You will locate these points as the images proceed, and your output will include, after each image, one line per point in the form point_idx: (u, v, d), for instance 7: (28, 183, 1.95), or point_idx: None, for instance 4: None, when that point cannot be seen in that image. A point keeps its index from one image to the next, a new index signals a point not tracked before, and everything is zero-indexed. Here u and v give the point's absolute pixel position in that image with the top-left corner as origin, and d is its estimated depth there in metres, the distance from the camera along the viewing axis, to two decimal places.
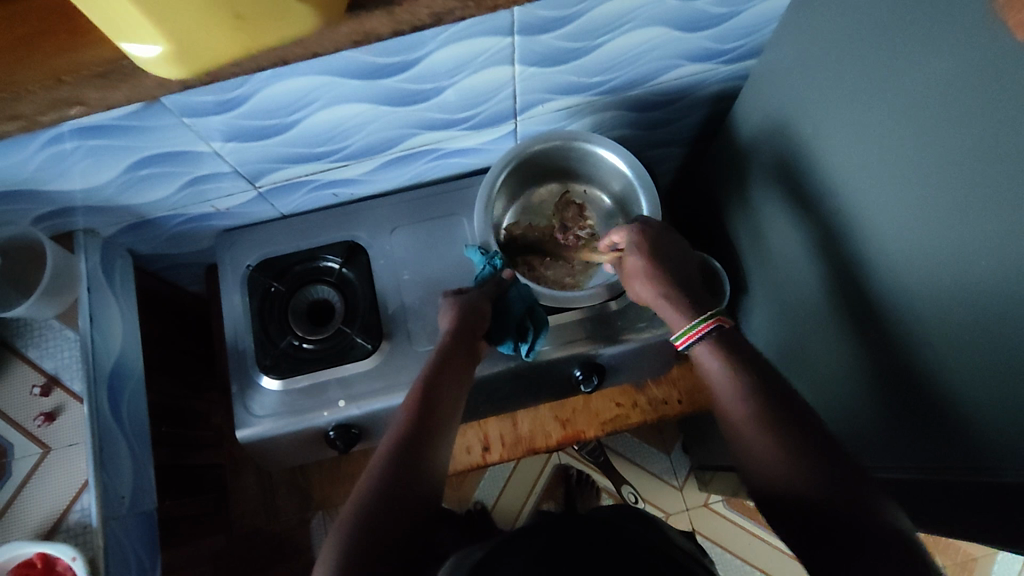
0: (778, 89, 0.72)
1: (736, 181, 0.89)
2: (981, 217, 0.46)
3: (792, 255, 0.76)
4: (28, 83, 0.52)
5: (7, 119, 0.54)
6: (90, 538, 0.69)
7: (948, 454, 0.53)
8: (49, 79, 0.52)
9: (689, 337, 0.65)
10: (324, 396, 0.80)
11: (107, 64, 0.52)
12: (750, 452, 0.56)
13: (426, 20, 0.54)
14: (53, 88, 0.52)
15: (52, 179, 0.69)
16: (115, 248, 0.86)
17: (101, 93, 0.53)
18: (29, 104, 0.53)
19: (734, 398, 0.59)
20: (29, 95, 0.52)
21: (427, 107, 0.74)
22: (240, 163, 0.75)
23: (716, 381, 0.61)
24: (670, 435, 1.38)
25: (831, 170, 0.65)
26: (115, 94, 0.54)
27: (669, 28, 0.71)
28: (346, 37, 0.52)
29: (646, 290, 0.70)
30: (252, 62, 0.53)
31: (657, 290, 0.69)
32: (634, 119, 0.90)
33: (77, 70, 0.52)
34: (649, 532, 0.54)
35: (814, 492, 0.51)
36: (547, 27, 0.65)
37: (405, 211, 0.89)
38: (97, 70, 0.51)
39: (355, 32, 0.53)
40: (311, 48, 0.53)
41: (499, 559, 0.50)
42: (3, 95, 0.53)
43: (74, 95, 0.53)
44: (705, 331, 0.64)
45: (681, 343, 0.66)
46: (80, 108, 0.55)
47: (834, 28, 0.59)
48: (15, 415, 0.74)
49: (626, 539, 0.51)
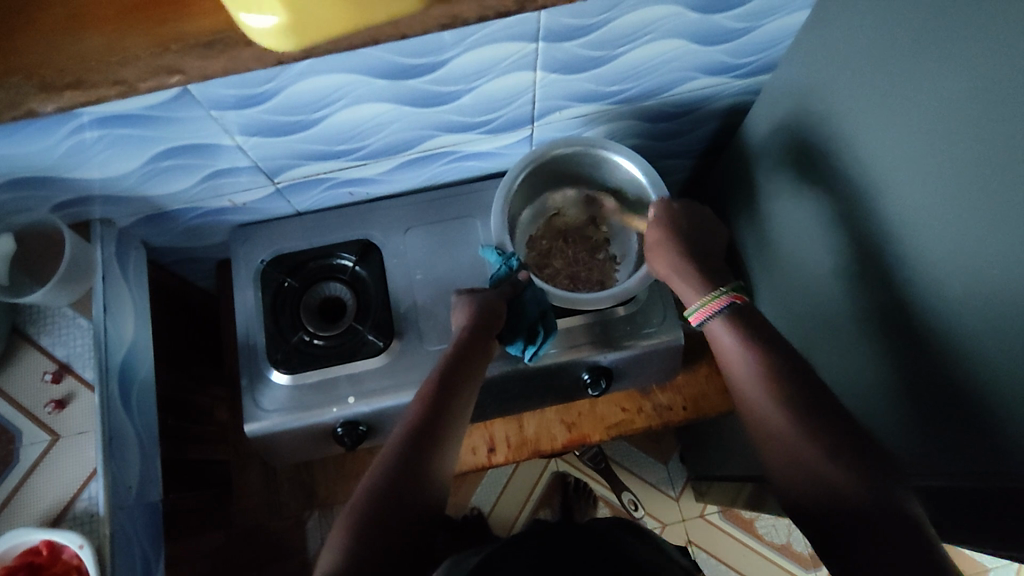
0: (793, 102, 0.74)
1: (745, 194, 0.91)
2: (998, 225, 0.48)
3: (806, 264, 0.78)
4: (136, 49, 0.56)
5: (107, 83, 0.55)
6: (98, 526, 0.69)
7: (967, 461, 0.54)
8: (157, 47, 0.55)
9: (700, 314, 0.65)
10: (334, 392, 0.81)
11: (213, 34, 0.55)
12: (772, 435, 0.56)
13: (510, 8, 0.56)
14: (159, 55, 0.55)
15: (73, 167, 0.70)
16: (130, 239, 0.86)
17: (200, 62, 0.55)
18: (132, 69, 0.55)
19: (747, 379, 0.59)
20: (135, 60, 0.55)
21: (447, 110, 0.75)
22: (261, 158, 0.76)
23: (726, 353, 0.62)
24: (667, 445, 1.39)
25: (843, 183, 0.67)
26: (216, 65, 0.55)
27: (687, 41, 0.73)
28: (434, 20, 0.55)
29: (663, 264, 0.72)
30: (343, 40, 0.55)
31: (692, 286, 0.68)
32: (647, 130, 0.92)
33: (182, 39, 0.55)
34: (649, 547, 0.54)
35: (830, 494, 0.51)
36: (573, 34, 0.67)
37: (419, 212, 0.90)
38: (205, 39, 0.55)
39: (442, 15, 0.55)
40: (398, 29, 0.55)
41: (512, 558, 0.51)
42: (109, 60, 0.56)
43: (175, 63, 0.55)
44: (716, 308, 0.64)
45: (694, 319, 0.66)
46: (179, 78, 0.55)
47: (852, 43, 0.62)
48: (25, 401, 0.74)
49: (625, 551, 0.51)
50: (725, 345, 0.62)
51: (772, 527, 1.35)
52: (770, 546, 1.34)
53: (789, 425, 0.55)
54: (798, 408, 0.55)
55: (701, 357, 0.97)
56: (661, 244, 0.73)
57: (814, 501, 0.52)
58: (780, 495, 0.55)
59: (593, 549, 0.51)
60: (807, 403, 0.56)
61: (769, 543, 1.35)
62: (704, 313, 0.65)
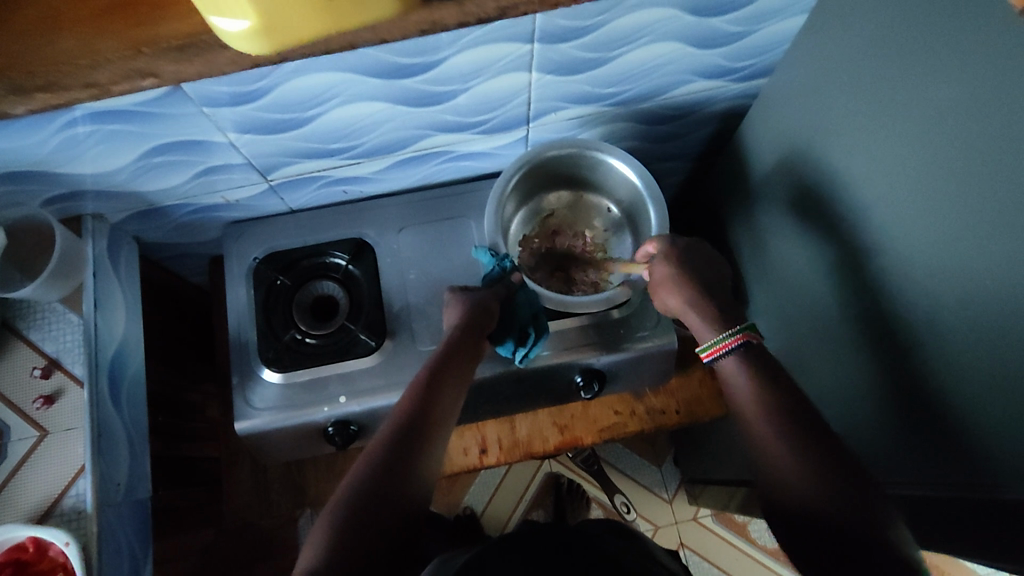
0: (789, 107, 0.74)
1: (740, 198, 0.91)
2: (989, 235, 0.48)
3: (799, 269, 0.77)
4: (108, 52, 0.55)
5: (81, 86, 0.55)
6: (85, 524, 0.69)
7: (960, 470, 0.53)
8: (129, 50, 0.55)
9: (714, 351, 0.64)
10: (326, 391, 0.80)
11: (186, 38, 0.54)
12: (761, 446, 0.56)
13: (492, 14, 0.56)
14: (130, 58, 0.55)
15: (64, 162, 0.69)
16: (122, 235, 0.86)
17: (175, 66, 0.55)
18: (103, 72, 0.55)
19: (746, 396, 0.59)
20: (106, 63, 0.55)
21: (441, 110, 0.75)
22: (254, 155, 0.76)
23: (730, 376, 0.62)
24: (661, 447, 1.39)
25: (836, 189, 0.67)
26: (188, 69, 0.55)
27: (683, 44, 0.72)
28: (415, 25, 0.55)
29: (674, 300, 0.70)
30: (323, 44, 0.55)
31: (685, 300, 0.69)
32: (643, 132, 0.92)
33: (155, 42, 0.54)
34: (637, 550, 0.54)
35: (813, 505, 0.51)
36: (568, 36, 0.66)
37: (413, 211, 0.90)
38: (177, 43, 0.54)
39: (422, 21, 0.55)
40: (378, 33, 0.55)
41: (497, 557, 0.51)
42: (78, 63, 0.55)
43: (148, 66, 0.55)
44: (728, 348, 0.63)
45: (706, 355, 0.65)
46: (154, 81, 0.56)
47: (848, 48, 0.61)
48: (14, 396, 0.74)
49: (611, 554, 0.51)
50: (728, 371, 0.63)
51: (765, 532, 1.35)
52: (763, 550, 1.34)
53: (777, 437, 0.55)
54: (786, 423, 0.56)
55: (694, 361, 0.96)
56: (670, 279, 0.70)
57: (793, 511, 0.52)
58: (764, 506, 0.56)
59: (578, 552, 0.51)
60: (796, 418, 0.56)
61: (761, 547, 1.34)
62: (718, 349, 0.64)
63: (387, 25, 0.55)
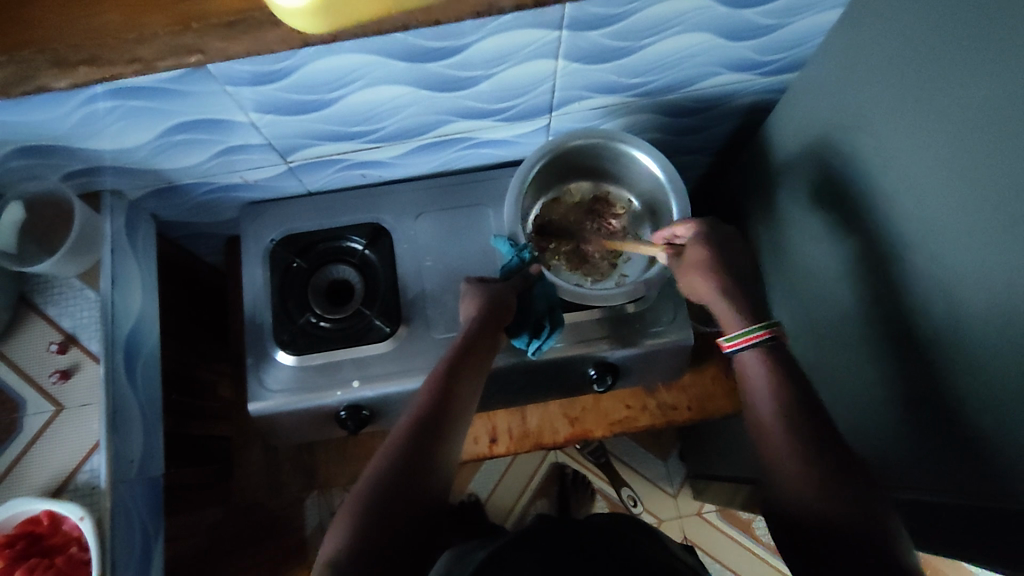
0: (819, 103, 0.72)
1: (763, 193, 0.90)
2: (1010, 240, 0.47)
3: (822, 269, 0.76)
4: (154, 26, 0.54)
5: (125, 62, 0.55)
6: (99, 499, 0.69)
7: (981, 479, 0.52)
8: (176, 25, 0.54)
9: (739, 342, 0.64)
10: (339, 374, 0.80)
11: (236, 14, 0.54)
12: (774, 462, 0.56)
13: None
14: (179, 33, 0.54)
15: (87, 137, 0.69)
16: (140, 211, 0.85)
17: (222, 44, 0.54)
18: (148, 48, 0.55)
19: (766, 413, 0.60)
20: (152, 38, 0.54)
21: (464, 95, 0.74)
22: (275, 136, 0.75)
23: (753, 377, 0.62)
24: (668, 441, 1.39)
25: (861, 190, 0.66)
26: (235, 47, 0.55)
27: (713, 35, 0.71)
28: (470, 8, 0.55)
29: (703, 284, 0.68)
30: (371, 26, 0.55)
31: (714, 285, 0.68)
32: (667, 124, 0.91)
33: (204, 17, 0.54)
34: (656, 545, 0.53)
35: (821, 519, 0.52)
36: (598, 24, 0.65)
37: (431, 198, 0.89)
38: (226, 19, 0.54)
39: (479, 3, 0.55)
40: (431, 16, 0.55)
41: (516, 559, 0.50)
42: (124, 37, 0.54)
43: (196, 43, 0.54)
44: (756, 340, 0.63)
45: (728, 346, 0.65)
46: (198, 58, 0.55)
47: (883, 43, 0.60)
48: (31, 369, 0.74)
49: (631, 550, 0.51)
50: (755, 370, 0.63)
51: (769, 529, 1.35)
52: (765, 548, 1.34)
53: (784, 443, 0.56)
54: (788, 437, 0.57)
55: (708, 358, 0.96)
56: (699, 266, 0.69)
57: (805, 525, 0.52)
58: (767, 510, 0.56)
59: (598, 548, 0.50)
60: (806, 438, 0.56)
61: (765, 544, 1.34)
62: (741, 342, 0.65)
63: (437, 8, 0.55)
